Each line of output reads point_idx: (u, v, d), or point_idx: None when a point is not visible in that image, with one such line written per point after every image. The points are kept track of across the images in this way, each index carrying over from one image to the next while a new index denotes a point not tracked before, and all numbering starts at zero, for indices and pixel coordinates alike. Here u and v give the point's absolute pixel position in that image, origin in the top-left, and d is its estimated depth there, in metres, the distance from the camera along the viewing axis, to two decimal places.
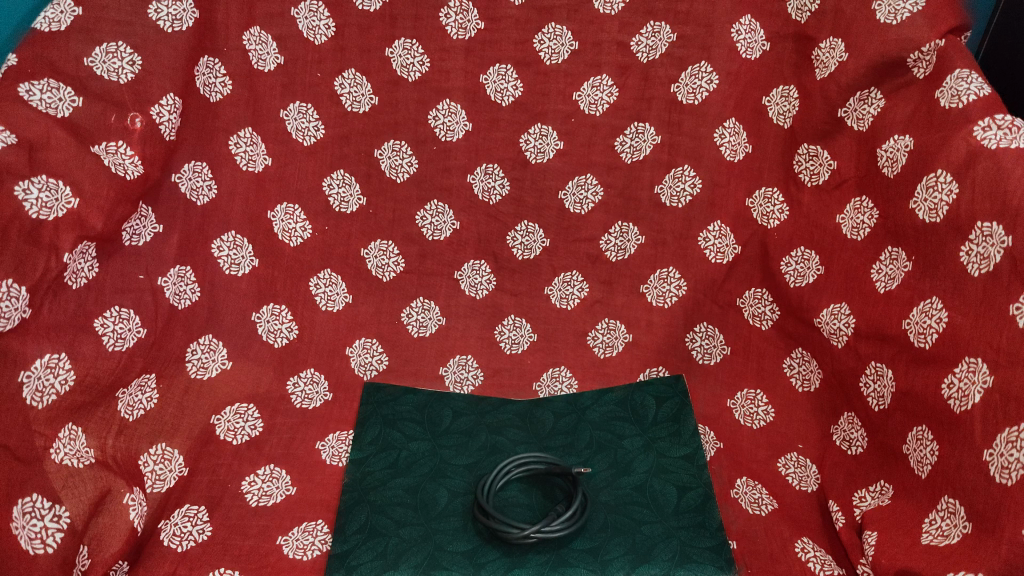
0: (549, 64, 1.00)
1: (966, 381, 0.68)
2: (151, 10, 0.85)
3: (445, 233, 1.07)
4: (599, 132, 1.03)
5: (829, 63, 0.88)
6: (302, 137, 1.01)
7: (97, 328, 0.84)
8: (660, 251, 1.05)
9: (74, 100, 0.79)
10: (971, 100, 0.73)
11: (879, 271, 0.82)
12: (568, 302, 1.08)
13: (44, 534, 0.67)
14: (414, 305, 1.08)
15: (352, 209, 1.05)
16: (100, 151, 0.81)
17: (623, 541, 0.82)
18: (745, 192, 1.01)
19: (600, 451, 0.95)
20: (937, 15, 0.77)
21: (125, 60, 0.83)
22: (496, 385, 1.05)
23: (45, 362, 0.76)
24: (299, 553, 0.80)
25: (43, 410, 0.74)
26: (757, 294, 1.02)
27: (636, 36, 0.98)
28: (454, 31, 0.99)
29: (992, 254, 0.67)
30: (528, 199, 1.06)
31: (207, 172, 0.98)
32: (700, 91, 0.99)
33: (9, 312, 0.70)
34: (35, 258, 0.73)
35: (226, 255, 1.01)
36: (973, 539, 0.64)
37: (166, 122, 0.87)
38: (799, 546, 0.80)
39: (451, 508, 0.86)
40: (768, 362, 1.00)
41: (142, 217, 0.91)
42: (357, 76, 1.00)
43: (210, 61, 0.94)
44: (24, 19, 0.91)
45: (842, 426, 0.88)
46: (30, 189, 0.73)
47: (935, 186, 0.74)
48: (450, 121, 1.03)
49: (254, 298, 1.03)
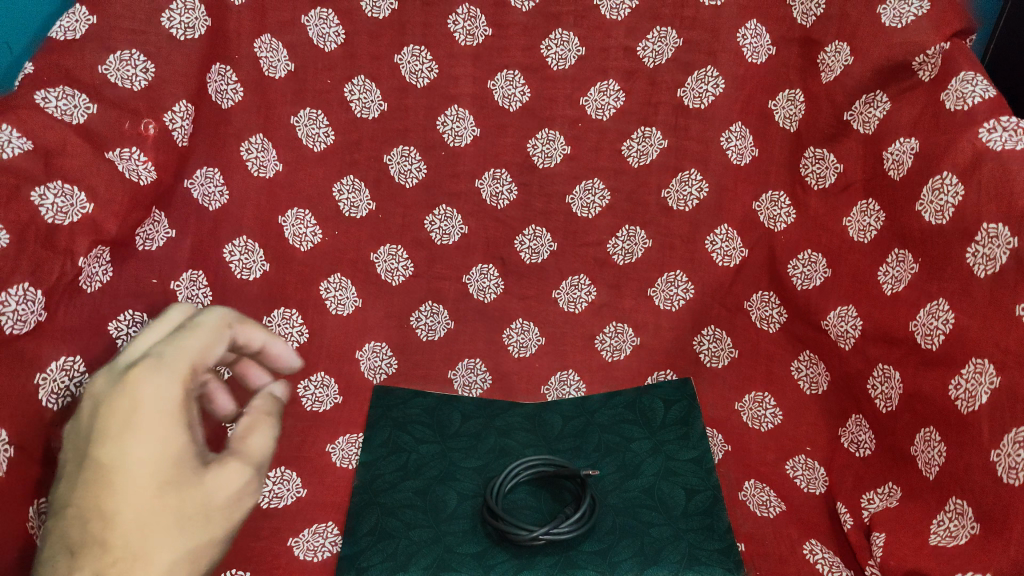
0: (556, 70, 1.02)
1: (973, 382, 0.68)
2: (163, 19, 0.86)
3: (454, 237, 1.08)
4: (607, 137, 1.04)
5: (835, 67, 0.89)
6: (312, 143, 1.02)
7: (110, 330, 0.82)
8: (667, 254, 1.06)
9: (89, 107, 0.80)
10: (977, 103, 0.73)
11: (886, 273, 0.83)
12: (575, 305, 1.08)
13: None
14: (423, 309, 1.08)
15: (361, 215, 1.06)
16: (114, 157, 0.82)
17: (631, 544, 0.83)
18: (752, 196, 1.02)
19: (607, 453, 0.95)
20: (942, 18, 0.78)
21: (139, 68, 0.84)
22: (505, 388, 1.06)
23: (62, 364, 0.75)
24: (310, 554, 0.81)
25: (60, 413, 0.73)
26: (763, 297, 1.02)
27: (642, 41, 1.00)
28: (463, 37, 1.01)
29: (997, 256, 0.67)
30: (536, 203, 1.07)
31: (218, 177, 0.97)
32: (706, 95, 1.00)
33: (26, 315, 0.71)
34: (51, 263, 0.74)
35: (237, 259, 0.99)
36: (981, 539, 0.64)
37: (178, 129, 0.88)
38: (807, 548, 0.81)
39: (460, 510, 0.87)
40: (777, 365, 1.00)
41: (154, 221, 0.89)
42: (367, 82, 1.02)
43: (222, 68, 0.94)
44: (45, 24, 0.87)
45: (850, 428, 0.88)
46: (46, 194, 0.74)
47: (942, 188, 0.74)
48: (458, 126, 1.05)
49: (264, 302, 1.01)
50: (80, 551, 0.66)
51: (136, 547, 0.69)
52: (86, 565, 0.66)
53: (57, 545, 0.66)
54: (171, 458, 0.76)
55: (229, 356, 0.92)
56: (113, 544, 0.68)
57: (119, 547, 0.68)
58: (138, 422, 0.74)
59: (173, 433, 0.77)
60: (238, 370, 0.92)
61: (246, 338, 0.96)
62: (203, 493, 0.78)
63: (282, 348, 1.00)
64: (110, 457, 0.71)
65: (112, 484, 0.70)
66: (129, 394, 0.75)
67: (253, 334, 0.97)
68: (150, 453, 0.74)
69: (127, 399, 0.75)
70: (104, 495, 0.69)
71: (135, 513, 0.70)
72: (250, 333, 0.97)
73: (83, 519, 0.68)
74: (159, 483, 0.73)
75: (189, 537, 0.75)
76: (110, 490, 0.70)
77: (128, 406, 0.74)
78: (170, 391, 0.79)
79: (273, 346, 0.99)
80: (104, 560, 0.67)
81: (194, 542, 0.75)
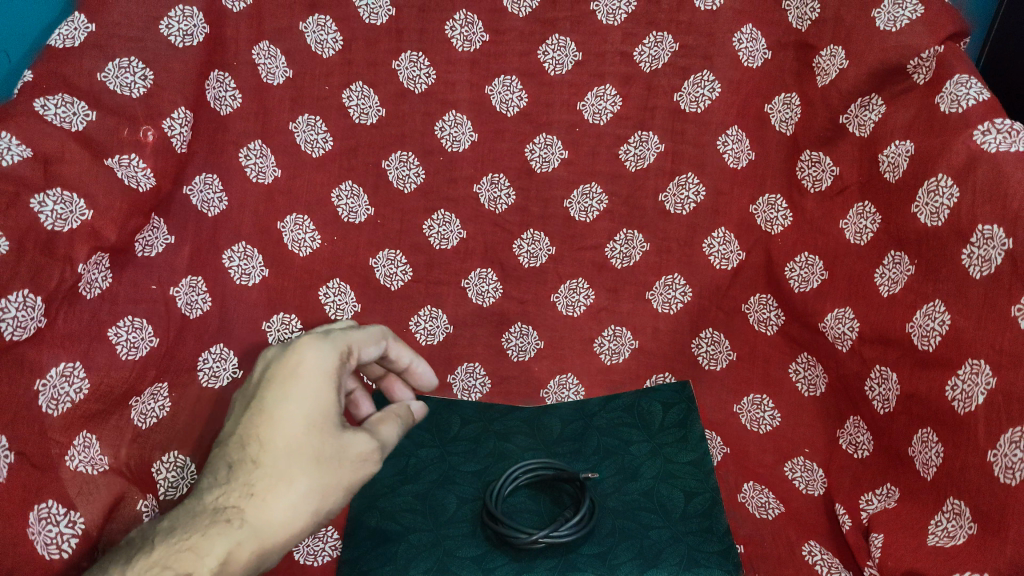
0: (553, 75, 1.03)
1: (969, 383, 0.69)
2: (162, 25, 0.86)
3: (452, 242, 1.08)
4: (604, 141, 1.05)
5: (830, 71, 0.89)
6: (310, 149, 1.03)
7: (111, 337, 0.83)
8: (665, 258, 1.06)
9: (88, 114, 0.80)
10: (971, 105, 0.73)
11: (882, 275, 0.83)
12: (574, 309, 1.09)
13: (59, 540, 0.70)
14: (421, 314, 1.08)
15: (360, 220, 1.06)
16: (113, 163, 0.81)
17: (630, 546, 0.84)
18: (748, 199, 1.02)
19: (606, 456, 0.96)
20: (936, 22, 0.78)
21: (138, 75, 0.84)
22: (504, 393, 1.06)
23: (61, 371, 0.76)
24: (310, 558, 0.84)
25: (59, 418, 0.74)
26: (761, 299, 1.01)
27: (640, 45, 1.00)
28: (460, 43, 1.02)
29: (993, 256, 0.67)
30: (534, 208, 1.08)
31: (217, 184, 0.97)
32: (703, 99, 1.00)
33: (26, 322, 0.71)
34: (50, 269, 0.74)
35: (237, 265, 0.99)
36: (979, 540, 0.64)
37: (177, 135, 0.88)
38: (805, 550, 0.83)
39: (460, 514, 0.88)
40: (774, 367, 0.99)
41: (154, 227, 0.89)
42: (365, 88, 1.02)
43: (220, 75, 0.94)
44: (51, 24, 0.87)
45: (848, 429, 0.88)
46: (46, 201, 0.74)
47: (936, 190, 0.75)
48: (456, 131, 1.05)
49: (264, 308, 1.02)
50: (236, 467, 0.64)
51: (281, 474, 0.63)
52: (238, 479, 0.63)
53: (220, 463, 0.65)
54: (314, 414, 0.64)
55: (375, 370, 0.89)
56: (259, 465, 0.63)
57: (263, 471, 0.63)
58: (298, 375, 0.66)
59: (324, 393, 0.66)
60: (383, 386, 0.92)
61: (396, 353, 0.81)
62: (353, 449, 0.66)
63: (426, 369, 0.86)
64: (276, 398, 0.65)
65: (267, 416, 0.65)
66: (296, 352, 0.67)
67: (402, 352, 0.82)
68: (305, 399, 0.65)
69: (292, 356, 0.67)
70: (261, 425, 0.64)
71: (286, 444, 0.63)
72: (400, 350, 0.82)
73: (242, 443, 0.64)
74: (308, 428, 0.64)
75: (324, 481, 0.63)
76: (269, 420, 0.64)
77: (297, 362, 0.66)
78: (331, 353, 0.67)
79: (419, 365, 0.85)
80: (248, 479, 0.63)
81: (325, 491, 0.63)
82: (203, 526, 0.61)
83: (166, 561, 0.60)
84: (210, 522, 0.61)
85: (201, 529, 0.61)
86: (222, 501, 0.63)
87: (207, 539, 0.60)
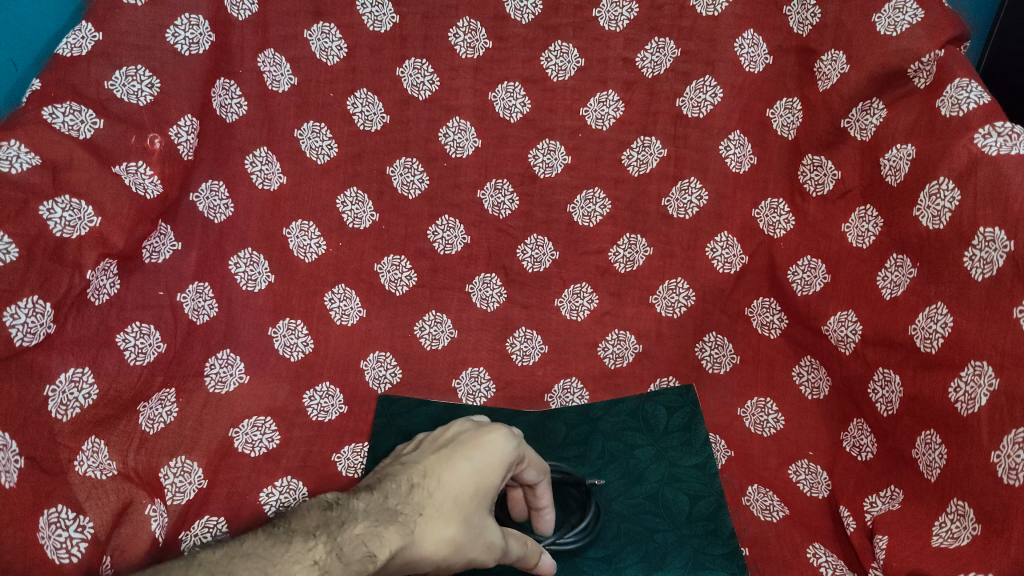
0: (556, 81, 1.04)
1: (972, 385, 0.69)
2: (168, 34, 0.87)
3: (457, 247, 1.09)
4: (607, 146, 1.05)
5: (831, 75, 0.90)
6: (315, 156, 1.04)
7: (120, 343, 0.84)
8: (668, 262, 1.07)
9: (96, 122, 0.81)
10: (971, 109, 0.74)
11: (884, 278, 0.84)
12: (578, 313, 1.09)
13: (68, 544, 0.69)
14: (426, 319, 1.09)
15: (365, 226, 1.07)
16: (121, 171, 0.82)
17: (636, 550, 0.86)
18: (751, 203, 1.02)
19: (612, 460, 0.97)
20: (936, 26, 0.79)
21: (145, 83, 0.85)
22: (508, 398, 1.06)
23: (70, 377, 0.77)
24: None
25: (68, 424, 0.75)
26: (764, 302, 1.02)
27: (641, 51, 1.01)
28: (464, 50, 1.02)
29: (995, 258, 0.68)
30: (537, 212, 1.08)
31: (224, 190, 0.98)
32: (705, 104, 1.01)
33: (33, 329, 0.71)
34: (60, 276, 0.75)
35: (242, 271, 1.01)
36: (983, 540, 0.65)
37: (183, 142, 0.89)
38: (811, 552, 0.83)
39: None
40: (778, 370, 1.00)
41: (161, 234, 0.90)
42: (369, 95, 1.03)
43: (226, 83, 0.95)
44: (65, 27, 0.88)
45: (851, 432, 0.88)
46: (54, 208, 0.75)
47: (937, 194, 0.75)
48: (460, 137, 1.06)
49: (271, 313, 1.02)
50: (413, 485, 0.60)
51: (447, 511, 0.59)
52: (414, 493, 0.59)
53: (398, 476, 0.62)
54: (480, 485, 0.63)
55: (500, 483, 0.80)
56: (434, 496, 0.60)
57: (438, 500, 0.60)
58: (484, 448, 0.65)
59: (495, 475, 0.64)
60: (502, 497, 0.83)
61: (540, 493, 0.76)
62: (488, 537, 0.62)
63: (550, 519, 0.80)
64: (461, 453, 0.64)
65: (451, 464, 0.63)
66: (489, 431, 0.67)
67: (546, 494, 0.77)
68: (482, 468, 0.63)
69: (484, 432, 0.67)
70: (447, 465, 0.63)
71: (457, 493, 0.61)
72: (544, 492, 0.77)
73: (424, 471, 0.62)
74: (478, 491, 0.62)
75: (464, 542, 0.60)
76: (452, 463, 0.63)
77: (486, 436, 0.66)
78: (514, 454, 0.67)
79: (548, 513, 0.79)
80: (423, 500, 0.59)
81: (461, 551, 0.60)
82: (386, 518, 0.56)
83: (357, 535, 0.53)
84: (390, 518, 0.56)
85: (388, 520, 0.56)
86: (399, 505, 0.58)
87: (388, 533, 0.55)
